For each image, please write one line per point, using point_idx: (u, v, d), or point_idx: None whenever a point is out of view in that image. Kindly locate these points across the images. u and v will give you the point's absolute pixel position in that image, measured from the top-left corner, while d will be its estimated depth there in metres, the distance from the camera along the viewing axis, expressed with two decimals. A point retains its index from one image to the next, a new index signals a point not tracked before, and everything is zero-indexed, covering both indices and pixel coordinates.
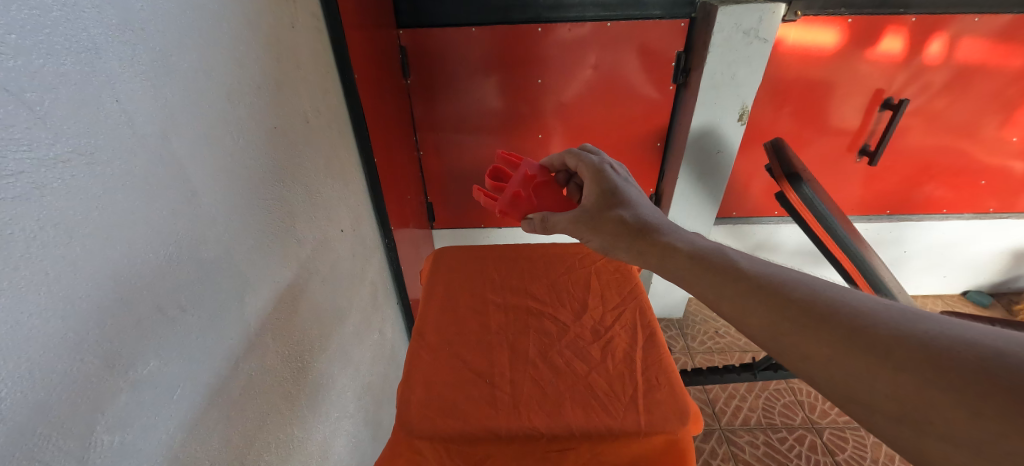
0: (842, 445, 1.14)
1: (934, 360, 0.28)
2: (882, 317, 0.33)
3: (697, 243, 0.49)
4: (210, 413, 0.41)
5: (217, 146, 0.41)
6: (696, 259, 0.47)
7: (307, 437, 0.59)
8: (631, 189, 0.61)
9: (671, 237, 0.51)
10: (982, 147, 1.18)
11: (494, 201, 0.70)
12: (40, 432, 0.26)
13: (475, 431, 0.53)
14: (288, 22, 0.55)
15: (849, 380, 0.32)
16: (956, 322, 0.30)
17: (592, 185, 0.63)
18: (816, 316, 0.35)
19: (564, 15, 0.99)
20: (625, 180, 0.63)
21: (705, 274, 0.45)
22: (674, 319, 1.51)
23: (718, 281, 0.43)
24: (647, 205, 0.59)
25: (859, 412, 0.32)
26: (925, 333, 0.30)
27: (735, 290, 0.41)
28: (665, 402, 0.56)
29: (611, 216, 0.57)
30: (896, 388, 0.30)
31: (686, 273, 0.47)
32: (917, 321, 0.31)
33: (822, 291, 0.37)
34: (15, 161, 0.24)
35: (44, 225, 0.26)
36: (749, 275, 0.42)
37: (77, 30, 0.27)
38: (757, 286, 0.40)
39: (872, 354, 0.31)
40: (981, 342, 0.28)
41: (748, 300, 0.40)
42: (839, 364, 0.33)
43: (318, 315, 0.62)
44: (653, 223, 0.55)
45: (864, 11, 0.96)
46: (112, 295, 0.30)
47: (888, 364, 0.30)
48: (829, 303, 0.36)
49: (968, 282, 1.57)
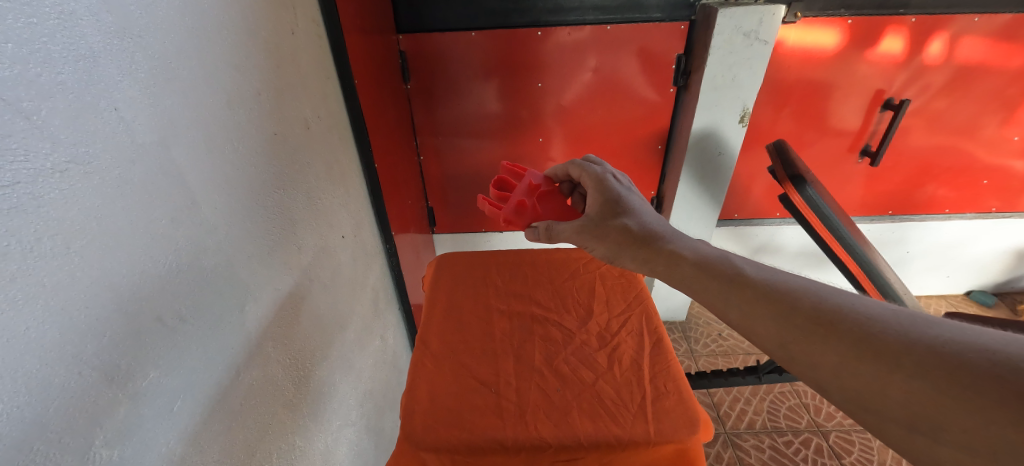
0: (848, 448, 1.13)
1: (945, 367, 0.28)
2: (891, 322, 0.32)
3: (702, 250, 0.49)
4: (211, 424, 0.40)
5: (217, 152, 0.41)
6: (702, 267, 0.46)
7: (308, 447, 0.58)
8: (633, 198, 0.61)
9: (676, 244, 0.51)
10: (984, 147, 1.18)
11: (499, 210, 0.69)
12: (38, 448, 0.26)
13: (481, 442, 0.52)
14: (288, 28, 0.55)
15: (860, 388, 0.31)
16: (966, 327, 0.30)
17: (594, 194, 0.62)
18: (824, 323, 0.35)
19: (564, 19, 0.99)
20: (627, 189, 0.63)
21: (711, 281, 0.45)
22: (677, 322, 1.50)
23: (724, 288, 0.43)
24: (650, 213, 0.58)
25: (871, 419, 0.31)
26: (933, 338, 0.30)
27: (742, 297, 0.41)
28: (674, 410, 0.56)
29: (614, 224, 0.57)
30: (908, 396, 0.29)
31: (692, 280, 0.46)
32: (926, 326, 0.31)
33: (828, 296, 0.37)
34: (11, 172, 0.24)
35: (41, 236, 0.25)
36: (755, 282, 0.41)
37: (75, 38, 0.27)
38: (763, 293, 0.40)
39: (882, 361, 0.31)
40: (993, 347, 0.27)
41: (755, 306, 0.40)
42: (849, 372, 0.32)
43: (319, 322, 0.62)
44: (657, 230, 0.54)
45: (864, 12, 0.96)
46: (111, 305, 0.30)
47: (897, 370, 0.30)
48: (837, 310, 0.35)
49: (972, 282, 1.57)
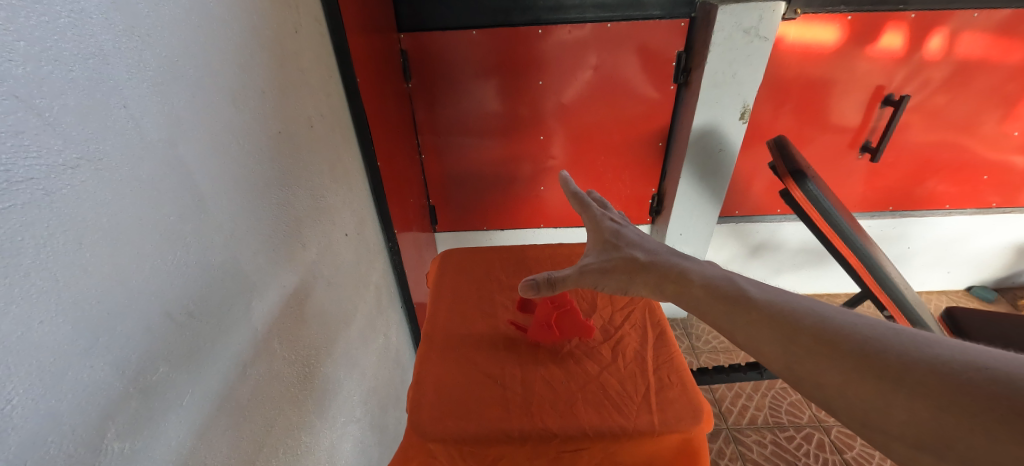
0: (850, 443, 1.13)
1: (948, 386, 0.28)
2: (893, 341, 0.33)
3: (709, 271, 0.49)
4: (219, 419, 0.41)
5: (224, 151, 0.41)
6: (709, 289, 0.47)
7: (315, 441, 0.59)
8: (632, 232, 0.62)
9: (683, 265, 0.52)
10: (983, 143, 1.18)
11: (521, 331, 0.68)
12: (51, 440, 0.26)
13: (488, 433, 0.53)
14: (290, 27, 0.55)
15: (864, 405, 0.32)
16: (967, 347, 0.30)
17: (594, 234, 0.63)
18: (827, 342, 0.35)
19: (564, 17, 0.99)
20: (625, 225, 0.64)
21: (718, 304, 0.45)
22: (679, 319, 1.51)
23: (729, 311, 0.44)
24: (652, 242, 0.59)
25: (876, 437, 0.31)
26: (935, 357, 0.30)
27: (748, 318, 0.42)
28: (678, 401, 0.56)
29: (620, 256, 0.57)
30: (911, 413, 0.29)
31: (700, 304, 0.47)
32: (927, 346, 0.31)
33: (831, 316, 0.37)
34: (24, 168, 0.24)
35: (54, 232, 0.26)
36: (759, 304, 0.42)
37: (85, 36, 0.27)
38: (767, 315, 0.41)
39: (885, 380, 0.31)
40: (993, 366, 0.28)
41: (759, 326, 0.40)
42: (853, 390, 0.32)
43: (323, 319, 0.62)
44: (664, 255, 0.55)
45: (864, 8, 0.96)
46: (122, 301, 0.30)
47: (901, 389, 0.30)
48: (839, 329, 0.36)
49: (972, 278, 1.57)
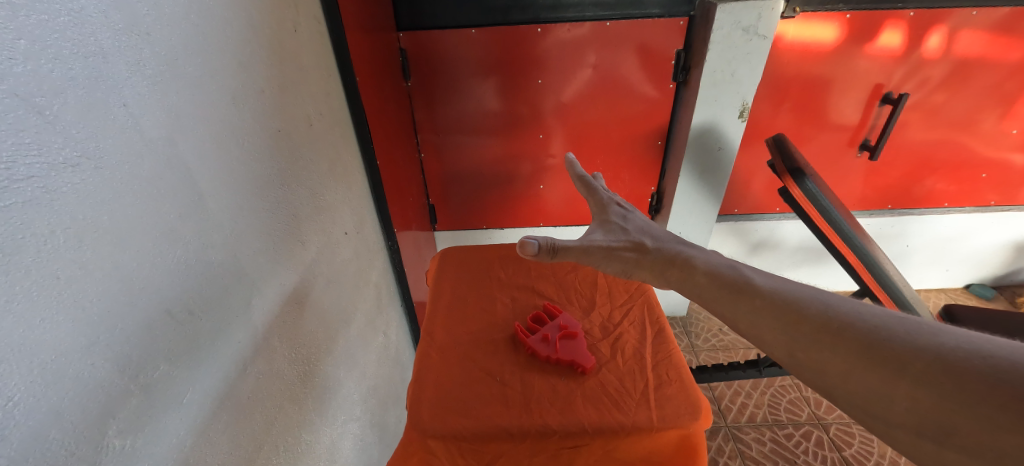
0: (848, 441, 1.13)
1: (951, 373, 0.28)
2: (896, 330, 0.33)
3: (713, 259, 0.50)
4: (219, 417, 0.41)
5: (224, 149, 0.41)
6: (712, 277, 0.48)
7: (315, 439, 0.59)
8: (637, 218, 0.62)
9: (687, 254, 0.53)
10: (982, 141, 1.18)
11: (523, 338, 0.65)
12: (53, 437, 0.26)
13: (487, 430, 0.53)
14: (290, 25, 0.55)
15: (867, 394, 0.32)
16: (972, 336, 0.30)
17: (600, 217, 0.63)
18: (830, 331, 0.36)
19: (564, 15, 0.99)
20: (631, 212, 0.64)
21: (722, 292, 0.46)
22: (678, 318, 1.51)
23: (733, 299, 0.45)
24: (658, 230, 0.59)
25: (879, 426, 0.31)
26: (939, 346, 0.30)
27: (751, 306, 0.43)
28: (676, 397, 0.57)
29: (625, 242, 0.57)
30: (913, 401, 0.29)
31: (704, 291, 0.48)
32: (932, 334, 0.31)
33: (836, 306, 0.38)
34: (25, 166, 0.24)
35: (55, 230, 0.26)
36: (762, 291, 0.43)
37: (85, 35, 0.28)
38: (770, 301, 0.41)
39: (889, 368, 0.31)
40: (995, 354, 0.27)
41: (763, 314, 0.41)
42: (855, 379, 0.33)
43: (323, 318, 0.62)
44: (669, 244, 0.56)
45: (863, 6, 0.96)
46: (122, 298, 0.30)
47: (903, 377, 0.30)
48: (843, 318, 0.36)
49: (971, 276, 1.57)
